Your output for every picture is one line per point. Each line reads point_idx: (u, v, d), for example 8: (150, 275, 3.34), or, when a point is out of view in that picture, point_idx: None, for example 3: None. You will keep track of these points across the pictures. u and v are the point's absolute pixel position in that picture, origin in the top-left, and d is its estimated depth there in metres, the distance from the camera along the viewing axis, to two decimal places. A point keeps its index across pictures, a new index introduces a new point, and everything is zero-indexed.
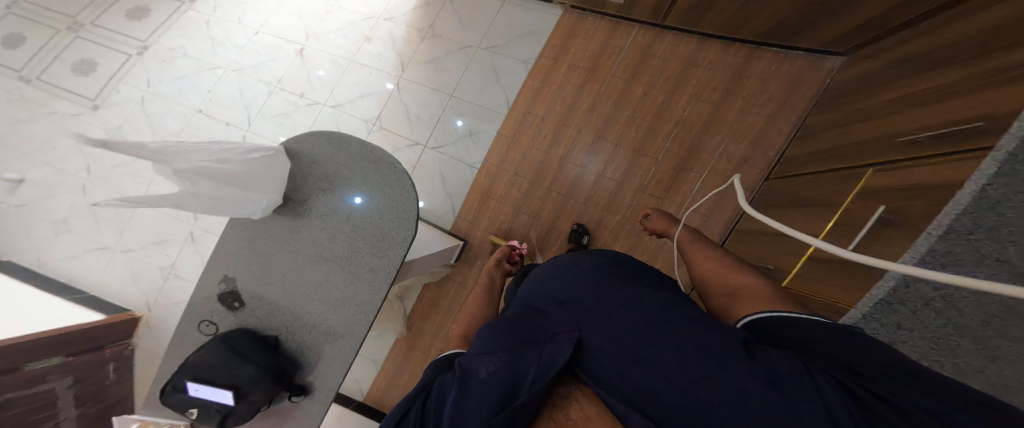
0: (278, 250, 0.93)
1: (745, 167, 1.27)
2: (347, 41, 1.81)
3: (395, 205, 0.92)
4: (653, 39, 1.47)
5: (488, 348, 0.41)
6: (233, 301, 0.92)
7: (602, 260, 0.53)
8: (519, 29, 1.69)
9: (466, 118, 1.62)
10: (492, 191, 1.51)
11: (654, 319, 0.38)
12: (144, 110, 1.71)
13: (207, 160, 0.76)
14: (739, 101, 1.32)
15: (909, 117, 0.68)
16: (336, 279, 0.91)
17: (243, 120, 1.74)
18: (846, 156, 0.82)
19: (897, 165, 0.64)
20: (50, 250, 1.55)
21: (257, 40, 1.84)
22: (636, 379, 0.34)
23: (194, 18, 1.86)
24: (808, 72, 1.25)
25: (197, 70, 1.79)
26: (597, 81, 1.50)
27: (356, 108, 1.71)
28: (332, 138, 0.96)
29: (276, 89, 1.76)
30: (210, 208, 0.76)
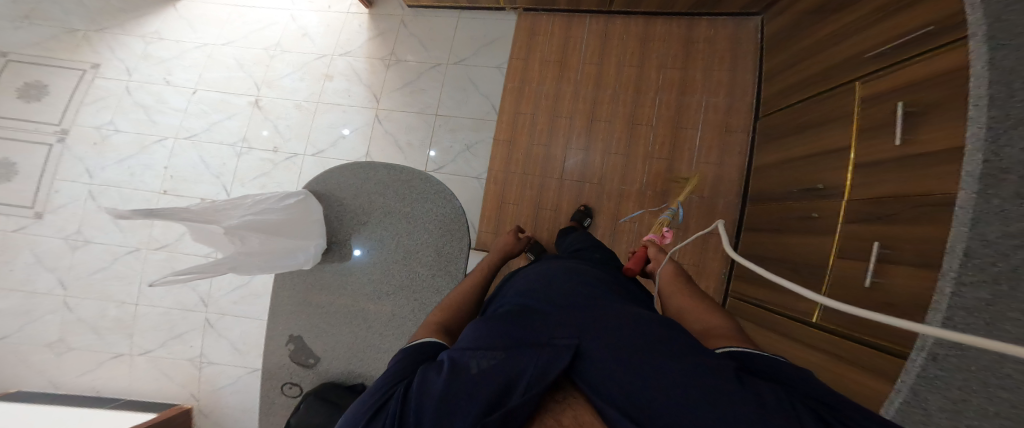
0: (338, 294, 0.89)
1: (732, 113, 1.40)
2: (305, 84, 1.71)
3: (443, 219, 0.93)
4: (608, 24, 1.58)
5: (486, 347, 0.39)
6: (308, 358, 0.86)
7: (595, 288, 0.56)
8: (481, 40, 1.73)
9: (458, 133, 1.61)
10: (506, 196, 1.50)
11: (649, 335, 0.38)
12: (97, 205, 1.54)
13: (248, 215, 0.76)
14: (699, 63, 1.46)
15: (874, 35, 0.81)
16: (402, 310, 0.89)
17: (219, 191, 1.58)
18: (821, 81, 0.97)
19: (881, 73, 0.77)
20: (60, 370, 1.49)
21: (198, 99, 1.67)
22: (630, 386, 0.32)
23: (108, 85, 1.64)
24: (742, 31, 1.44)
25: (144, 148, 1.61)
26: (570, 70, 1.57)
27: (340, 150, 1.61)
28: (356, 171, 0.95)
29: (244, 150, 1.61)
30: (267, 265, 0.77)
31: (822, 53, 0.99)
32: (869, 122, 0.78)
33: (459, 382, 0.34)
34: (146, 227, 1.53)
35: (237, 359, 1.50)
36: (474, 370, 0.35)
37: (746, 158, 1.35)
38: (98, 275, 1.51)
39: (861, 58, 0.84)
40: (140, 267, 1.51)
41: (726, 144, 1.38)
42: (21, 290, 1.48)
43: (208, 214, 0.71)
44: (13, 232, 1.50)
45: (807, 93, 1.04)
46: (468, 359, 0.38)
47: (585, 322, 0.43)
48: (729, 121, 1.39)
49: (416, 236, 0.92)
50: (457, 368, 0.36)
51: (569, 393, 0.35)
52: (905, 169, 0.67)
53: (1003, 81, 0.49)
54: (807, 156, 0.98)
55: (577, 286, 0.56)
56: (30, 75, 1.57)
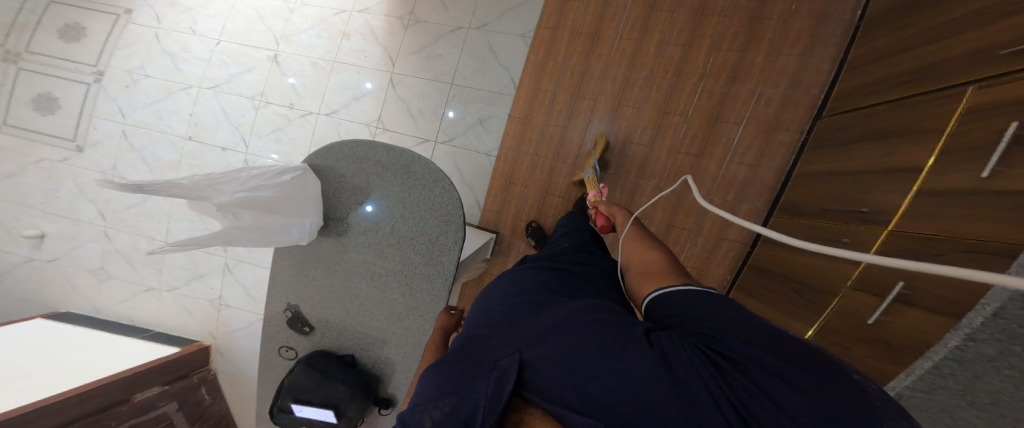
0: (334, 271, 0.92)
1: (786, 109, 1.24)
2: (321, 41, 1.65)
3: (438, 208, 0.88)
4: None
5: (428, 395, 0.35)
6: (303, 326, 0.93)
7: (523, 275, 0.53)
8: (508, 1, 1.58)
9: (472, 105, 1.53)
10: (514, 177, 1.45)
11: (562, 319, 0.38)
12: (130, 145, 1.62)
13: (242, 191, 0.79)
14: (764, 45, 1.27)
15: (1000, 31, 0.64)
16: (392, 294, 0.91)
17: (238, 142, 1.62)
18: (918, 83, 0.81)
19: (1003, 82, 0.61)
20: (100, 297, 1.66)
21: (221, 50, 1.66)
22: (564, 385, 0.32)
23: (139, 33, 1.66)
24: (836, 2, 1.21)
25: (170, 92, 1.64)
26: (604, 45, 1.43)
27: (352, 111, 1.58)
28: (354, 149, 0.90)
29: (261, 103, 1.62)
30: (258, 238, 0.81)
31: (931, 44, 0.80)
32: (959, 143, 0.66)
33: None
34: (172, 171, 1.63)
35: (250, 305, 1.62)
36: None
37: (793, 156, 1.23)
38: (131, 212, 1.61)
39: (974, 58, 0.68)
40: (169, 207, 1.60)
41: (769, 143, 1.26)
42: (66, 217, 1.60)
43: (203, 189, 0.74)
44: (56, 163, 1.57)
45: (899, 93, 0.86)
46: (414, 411, 0.34)
47: (516, 316, 0.43)
48: (780, 118, 1.25)
49: (411, 225, 0.89)
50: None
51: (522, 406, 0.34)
52: (992, 209, 0.57)
53: None
54: (868, 169, 0.85)
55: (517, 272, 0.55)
56: (67, 16, 1.58)
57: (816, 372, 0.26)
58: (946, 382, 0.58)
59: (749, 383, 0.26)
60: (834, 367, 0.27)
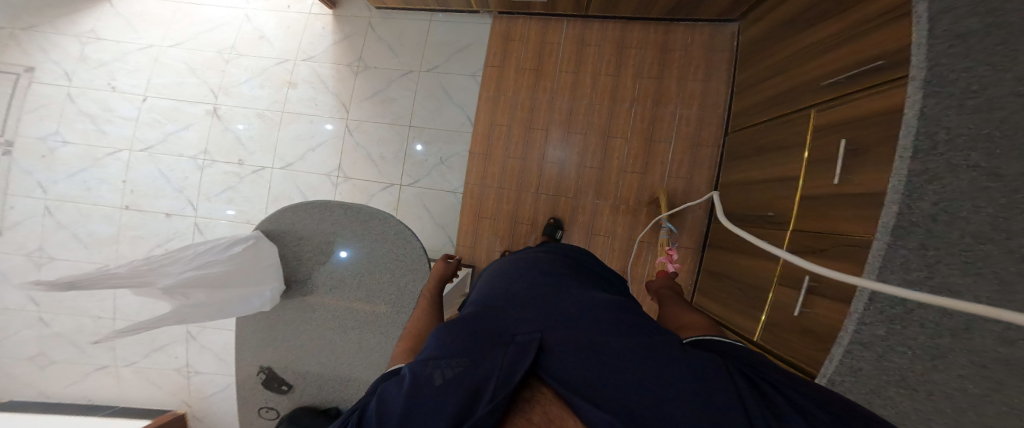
0: (304, 330, 0.91)
1: (703, 125, 1.47)
2: (266, 91, 1.61)
3: (401, 255, 0.91)
4: (584, 30, 1.58)
5: (450, 356, 0.42)
6: (281, 385, 0.89)
7: (560, 283, 0.62)
8: (453, 45, 1.69)
9: (432, 145, 1.58)
10: (482, 210, 1.52)
11: (612, 332, 0.45)
12: (58, 223, 1.42)
13: (191, 268, 0.80)
14: (674, 72, 1.51)
15: (831, 63, 0.86)
16: (369, 342, 0.90)
17: (185, 205, 1.49)
18: (786, 102, 1.03)
19: (834, 103, 0.82)
20: (49, 382, 1.40)
21: (150, 106, 1.54)
22: (591, 376, 0.38)
23: (49, 92, 1.48)
24: (716, 36, 1.49)
25: (95, 161, 1.47)
26: (547, 79, 1.58)
27: (310, 163, 1.54)
28: (311, 210, 0.93)
29: (206, 162, 1.52)
30: (213, 313, 0.81)
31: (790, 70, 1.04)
32: (818, 154, 0.85)
33: (426, 397, 0.36)
34: (114, 243, 1.44)
35: (223, 367, 1.47)
36: (438, 381, 0.38)
37: (715, 170, 1.45)
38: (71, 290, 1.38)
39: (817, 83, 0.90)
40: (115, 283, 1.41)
41: (697, 157, 1.46)
42: None
43: (148, 273, 0.76)
44: None
45: (776, 110, 1.08)
46: (431, 369, 0.39)
47: (548, 322, 0.50)
48: (700, 135, 1.47)
49: (379, 275, 0.92)
50: (419, 381, 0.38)
51: (535, 386, 0.40)
52: (839, 203, 0.74)
53: (927, 134, 0.51)
54: (770, 174, 1.04)
55: (536, 284, 0.62)
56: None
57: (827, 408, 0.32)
58: (861, 366, 0.54)
59: (781, 407, 0.32)
60: (859, 409, 0.32)
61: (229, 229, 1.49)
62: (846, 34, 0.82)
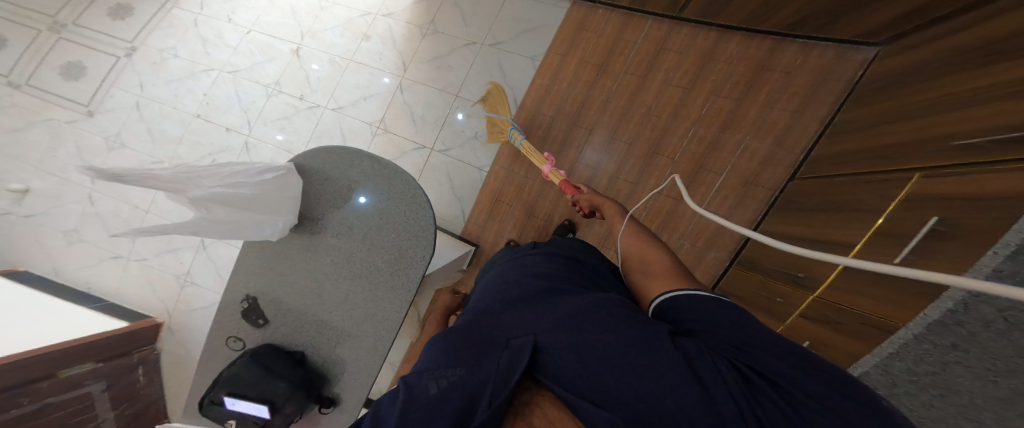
0: (302, 267, 0.96)
1: (768, 165, 1.27)
2: (344, 40, 1.74)
3: (411, 222, 0.91)
4: (670, 31, 1.42)
5: (444, 360, 0.39)
6: (257, 319, 0.96)
7: (559, 271, 0.57)
8: (525, 24, 1.63)
9: (473, 117, 1.57)
10: (502, 195, 1.48)
11: (602, 317, 0.41)
12: (141, 116, 1.68)
13: (219, 186, 0.82)
14: (761, 97, 1.29)
15: (959, 119, 0.66)
16: (355, 297, 0.94)
17: (243, 124, 1.68)
18: (891, 158, 0.81)
19: (947, 171, 0.63)
20: (66, 259, 1.64)
21: (250, 39, 1.78)
22: (587, 372, 0.35)
23: (181, 16, 1.79)
24: (841, 62, 1.20)
25: (192, 73, 1.74)
26: (608, 77, 1.46)
27: (359, 110, 1.64)
28: (342, 155, 0.95)
29: (274, 92, 1.70)
30: (226, 232, 0.83)
31: (908, 119, 0.81)
32: (897, 229, 0.70)
33: (421, 410, 0.33)
34: (175, 144, 1.67)
35: (216, 284, 1.63)
36: (432, 391, 0.35)
37: (760, 215, 1.28)
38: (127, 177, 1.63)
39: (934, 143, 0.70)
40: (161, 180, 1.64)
41: (745, 198, 1.30)
42: (56, 175, 1.62)
43: (177, 181, 0.77)
44: (63, 123, 1.64)
45: (872, 165, 0.86)
46: (426, 378, 0.37)
47: (541, 316, 0.45)
48: (760, 174, 1.28)
49: (385, 236, 0.93)
50: (412, 392, 0.35)
51: (533, 389, 0.38)
52: (897, 290, 0.61)
53: None
54: (843, 244, 0.84)
55: (539, 269, 0.57)
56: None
57: (843, 393, 0.28)
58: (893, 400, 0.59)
59: (764, 392, 0.29)
60: (864, 397, 0.28)
61: (273, 154, 1.64)
62: (987, 84, 0.62)
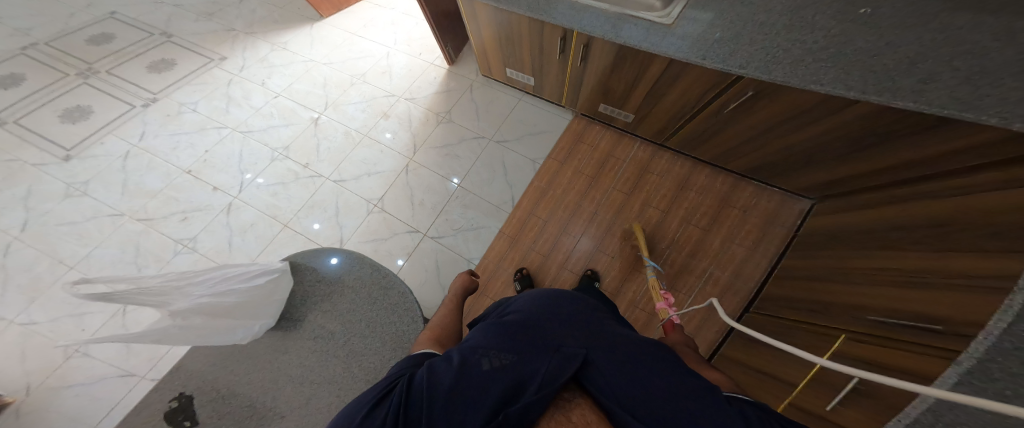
0: (268, 366, 0.93)
1: (728, 294, 1.30)
2: (364, 115, 1.88)
3: (392, 330, 0.95)
4: (653, 156, 1.60)
5: (499, 351, 0.50)
6: (184, 420, 0.88)
7: (594, 311, 0.64)
8: (530, 128, 1.82)
9: (469, 210, 1.61)
10: (486, 290, 1.43)
11: (651, 359, 0.50)
12: (123, 166, 1.70)
13: (206, 294, 0.84)
14: (724, 229, 1.39)
15: (896, 301, 0.69)
16: (318, 402, 0.87)
17: (234, 186, 1.67)
18: (821, 313, 0.88)
19: (866, 338, 0.71)
20: None
21: (275, 103, 1.91)
22: (638, 394, 0.42)
23: (219, 75, 1.98)
24: (785, 209, 1.36)
25: (202, 130, 1.82)
26: (599, 190, 1.57)
27: (359, 185, 1.67)
28: (344, 261, 1.02)
29: (279, 156, 1.75)
30: (195, 338, 0.82)
31: (844, 282, 0.85)
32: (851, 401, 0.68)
33: (473, 375, 0.45)
34: (145, 199, 1.62)
35: (117, 358, 1.36)
36: (485, 366, 0.47)
37: (719, 339, 1.24)
38: (62, 228, 1.54)
39: (870, 316, 0.73)
40: (110, 232, 1.54)
41: (706, 323, 1.27)
42: None
43: (162, 292, 0.78)
44: (33, 165, 1.67)
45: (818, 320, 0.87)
46: (480, 356, 0.49)
47: (592, 338, 0.52)
48: (722, 302, 1.29)
49: (364, 337, 0.94)
50: (469, 363, 0.48)
51: (574, 391, 0.45)
52: None
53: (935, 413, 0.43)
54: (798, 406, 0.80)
55: (574, 306, 0.63)
56: (169, 54, 2.03)
57: None
58: None
59: None
60: None
61: (255, 218, 1.60)
62: (918, 283, 0.66)
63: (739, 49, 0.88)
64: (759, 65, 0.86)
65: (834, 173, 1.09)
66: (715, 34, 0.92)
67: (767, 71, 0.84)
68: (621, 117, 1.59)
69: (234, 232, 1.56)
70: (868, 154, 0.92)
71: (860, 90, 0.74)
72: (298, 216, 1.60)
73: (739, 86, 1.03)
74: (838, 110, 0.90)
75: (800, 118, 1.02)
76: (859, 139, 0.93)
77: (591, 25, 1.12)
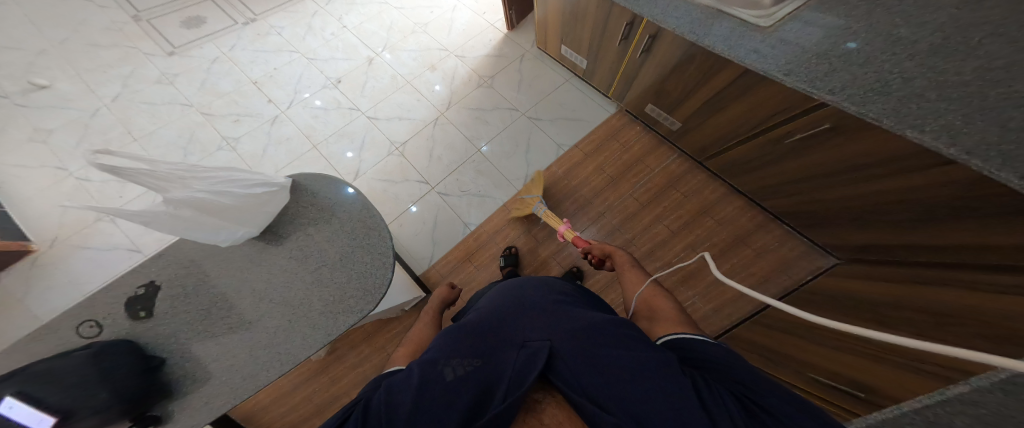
0: (228, 273, 0.79)
1: (701, 324, 1.34)
2: (414, 63, 1.93)
3: (367, 274, 0.80)
4: (687, 172, 1.55)
5: (461, 356, 0.47)
6: (140, 311, 0.73)
7: (549, 292, 0.63)
8: (567, 111, 1.76)
9: (482, 177, 1.63)
10: (476, 255, 1.49)
11: (605, 334, 0.48)
12: (207, 67, 1.93)
13: (203, 190, 0.72)
14: (728, 264, 1.39)
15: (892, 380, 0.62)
16: (267, 323, 0.76)
17: (285, 102, 1.83)
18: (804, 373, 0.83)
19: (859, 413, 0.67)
20: (32, 152, 1.68)
21: (344, 37, 2.02)
22: (597, 384, 0.41)
23: (308, 6, 2.14)
24: (802, 260, 1.34)
25: (278, 51, 1.99)
26: (615, 193, 1.54)
27: (390, 126, 1.76)
28: (343, 192, 0.90)
29: (331, 84, 1.88)
30: (177, 231, 0.71)
31: (841, 352, 0.82)
32: None
33: (438, 389, 0.42)
34: (211, 98, 1.84)
35: (133, 234, 1.56)
36: (450, 375, 0.44)
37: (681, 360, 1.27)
38: (141, 105, 1.81)
39: None
40: (176, 118, 1.78)
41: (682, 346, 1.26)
42: (88, 85, 1.84)
43: (167, 179, 0.68)
44: (141, 53, 1.95)
45: (818, 376, 0.88)
46: (442, 367, 0.45)
47: (555, 325, 0.52)
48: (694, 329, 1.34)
49: (337, 274, 0.81)
50: (431, 376, 0.44)
51: (544, 391, 0.45)
52: None
53: None
54: None
55: (534, 293, 0.63)
56: None
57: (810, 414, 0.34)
58: None
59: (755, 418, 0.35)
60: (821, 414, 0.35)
61: (292, 134, 1.75)
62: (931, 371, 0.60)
63: (842, 71, 0.75)
64: (859, 95, 0.71)
65: (883, 237, 0.97)
66: (849, 44, 0.77)
67: (861, 103, 0.70)
68: (666, 123, 1.49)
69: (272, 141, 1.74)
70: (924, 225, 0.82)
71: (966, 149, 0.56)
72: (329, 141, 1.74)
73: (819, 115, 0.91)
74: (922, 169, 0.76)
75: (870, 168, 0.88)
76: (925, 207, 0.81)
77: (672, 17, 1.02)
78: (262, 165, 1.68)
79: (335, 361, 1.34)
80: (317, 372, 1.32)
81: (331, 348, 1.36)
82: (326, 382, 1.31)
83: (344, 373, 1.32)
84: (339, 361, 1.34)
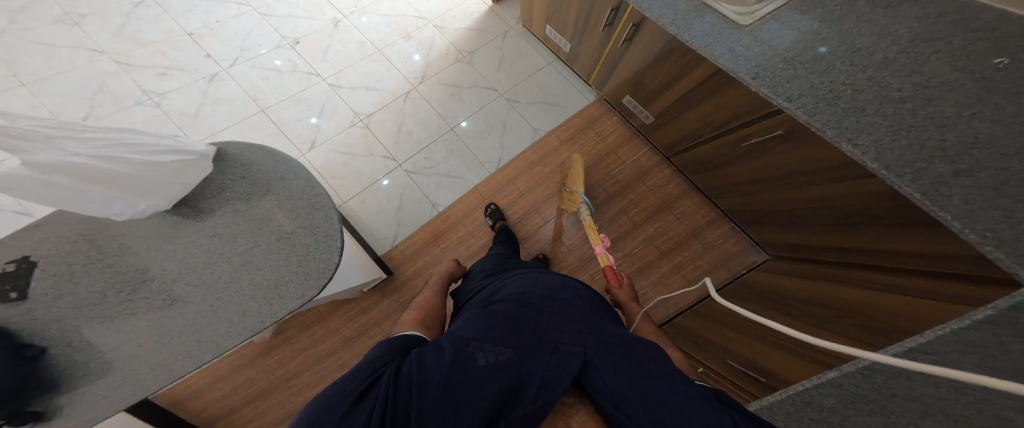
0: (131, 251, 0.68)
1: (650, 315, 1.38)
2: (386, 30, 1.78)
3: (306, 259, 0.72)
4: (655, 166, 1.55)
5: (491, 343, 0.45)
6: (10, 291, 0.62)
7: (580, 300, 0.60)
8: (546, 96, 1.71)
9: (453, 157, 1.56)
10: (441, 238, 1.44)
11: (642, 355, 0.45)
12: (130, 12, 1.69)
13: (87, 155, 0.57)
14: (678, 258, 1.43)
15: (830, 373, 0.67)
16: (185, 307, 0.67)
17: (229, 58, 1.65)
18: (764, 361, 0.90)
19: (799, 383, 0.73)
20: None
21: None
22: (636, 398, 0.37)
23: None
24: (741, 255, 1.41)
25: (222, 1, 1.77)
26: (585, 183, 1.53)
27: (353, 96, 1.63)
28: (283, 167, 0.79)
29: (287, 45, 1.70)
30: (48, 201, 0.56)
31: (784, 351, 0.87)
32: None
33: (468, 371, 0.39)
34: (134, 47, 1.62)
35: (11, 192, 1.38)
36: (481, 361, 0.41)
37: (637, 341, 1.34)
38: (33, 46, 1.56)
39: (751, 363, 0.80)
40: (83, 65, 1.56)
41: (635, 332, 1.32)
42: None
43: (27, 138, 0.52)
44: None
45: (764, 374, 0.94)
46: (474, 349, 0.43)
47: (593, 335, 0.48)
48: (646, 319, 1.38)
49: (272, 254, 0.72)
50: (463, 357, 0.41)
51: (573, 397, 0.40)
52: None
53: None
54: None
55: (564, 298, 0.59)
56: None
57: None
58: None
59: None
60: None
61: (235, 95, 1.59)
62: None
63: (801, 78, 0.73)
64: (811, 104, 0.69)
65: (818, 240, 0.99)
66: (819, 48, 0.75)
67: (811, 112, 0.68)
68: (641, 116, 1.48)
69: (207, 100, 1.57)
70: (851, 224, 0.86)
71: (885, 164, 0.58)
72: (280, 105, 1.59)
73: (777, 120, 0.91)
74: (850, 179, 0.81)
75: (809, 174, 0.91)
76: (857, 211, 0.84)
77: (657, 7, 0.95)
78: (195, 125, 1.53)
79: (281, 344, 1.28)
80: (258, 355, 1.25)
81: (277, 330, 1.28)
82: (269, 366, 1.25)
83: (290, 356, 1.26)
84: (287, 343, 1.28)
